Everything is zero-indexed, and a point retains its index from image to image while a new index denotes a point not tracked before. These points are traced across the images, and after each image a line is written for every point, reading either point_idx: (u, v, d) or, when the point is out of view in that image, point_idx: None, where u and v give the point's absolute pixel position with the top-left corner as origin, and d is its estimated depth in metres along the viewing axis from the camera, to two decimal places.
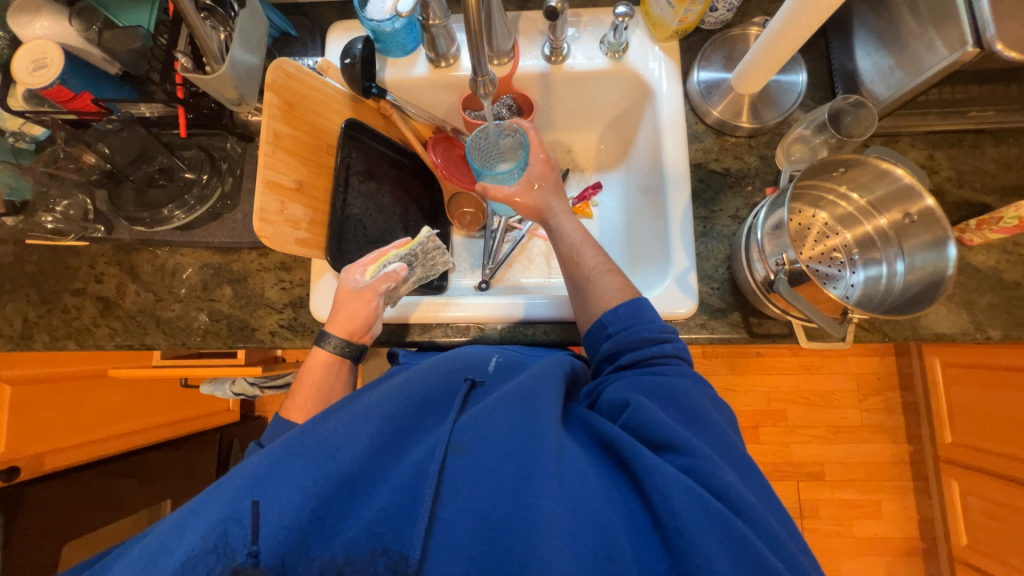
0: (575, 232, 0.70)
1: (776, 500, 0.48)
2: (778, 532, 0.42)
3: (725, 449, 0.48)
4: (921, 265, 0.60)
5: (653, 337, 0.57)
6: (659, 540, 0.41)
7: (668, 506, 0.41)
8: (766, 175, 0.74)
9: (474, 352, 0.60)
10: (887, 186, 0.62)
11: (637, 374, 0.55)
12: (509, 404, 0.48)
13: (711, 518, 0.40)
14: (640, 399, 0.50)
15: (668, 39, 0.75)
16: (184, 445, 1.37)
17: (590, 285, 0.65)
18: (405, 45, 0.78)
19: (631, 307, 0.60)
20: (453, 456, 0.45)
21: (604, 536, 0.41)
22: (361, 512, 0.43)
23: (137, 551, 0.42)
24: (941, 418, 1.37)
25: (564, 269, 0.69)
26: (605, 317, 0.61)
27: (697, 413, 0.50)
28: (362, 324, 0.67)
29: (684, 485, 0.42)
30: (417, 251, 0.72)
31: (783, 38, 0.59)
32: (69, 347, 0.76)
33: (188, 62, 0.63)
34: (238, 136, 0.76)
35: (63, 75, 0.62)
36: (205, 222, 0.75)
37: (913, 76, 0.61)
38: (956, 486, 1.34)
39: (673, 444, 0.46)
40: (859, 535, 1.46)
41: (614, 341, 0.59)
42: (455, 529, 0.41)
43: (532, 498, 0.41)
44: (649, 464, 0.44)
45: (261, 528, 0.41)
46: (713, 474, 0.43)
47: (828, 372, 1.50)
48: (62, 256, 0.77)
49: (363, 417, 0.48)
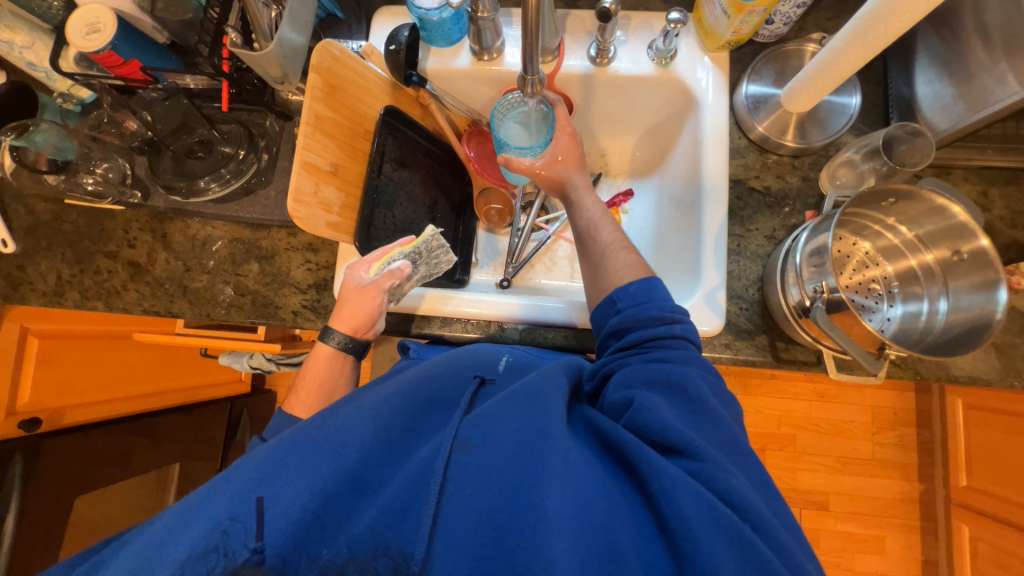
0: (595, 208, 0.70)
1: (783, 503, 0.47)
2: (788, 543, 0.41)
3: (733, 449, 0.47)
4: (967, 306, 0.58)
5: (662, 316, 0.56)
6: (664, 543, 0.40)
7: (674, 509, 0.40)
8: (808, 198, 0.72)
9: (483, 351, 0.60)
10: (938, 221, 0.60)
11: (643, 361, 0.53)
12: (514, 404, 0.48)
13: (719, 523, 0.39)
14: (643, 395, 0.49)
15: (719, 49, 0.74)
16: (195, 412, 1.40)
17: (604, 261, 0.64)
18: (450, 36, 0.77)
19: (642, 285, 0.59)
20: (458, 455, 0.45)
21: (609, 539, 0.40)
22: (366, 509, 0.43)
23: (138, 545, 0.42)
24: (957, 460, 1.33)
25: (581, 244, 0.69)
26: (615, 293, 0.60)
27: (702, 402, 0.49)
28: (365, 321, 0.67)
29: (693, 488, 0.41)
30: (422, 249, 0.69)
31: (843, 59, 0.57)
32: (98, 308, 0.77)
33: (237, 37, 0.63)
34: (278, 114, 0.77)
35: (114, 42, 0.63)
36: (238, 196, 0.76)
37: (979, 106, 0.59)
38: (966, 530, 1.31)
39: (678, 447, 0.45)
40: (859, 569, 1.43)
41: (621, 316, 0.58)
42: (459, 529, 0.41)
43: (537, 500, 0.41)
44: (655, 466, 0.43)
45: (263, 526, 0.40)
46: (719, 477, 0.42)
47: (843, 401, 1.46)
48: (98, 218, 0.79)
49: (371, 412, 0.48)
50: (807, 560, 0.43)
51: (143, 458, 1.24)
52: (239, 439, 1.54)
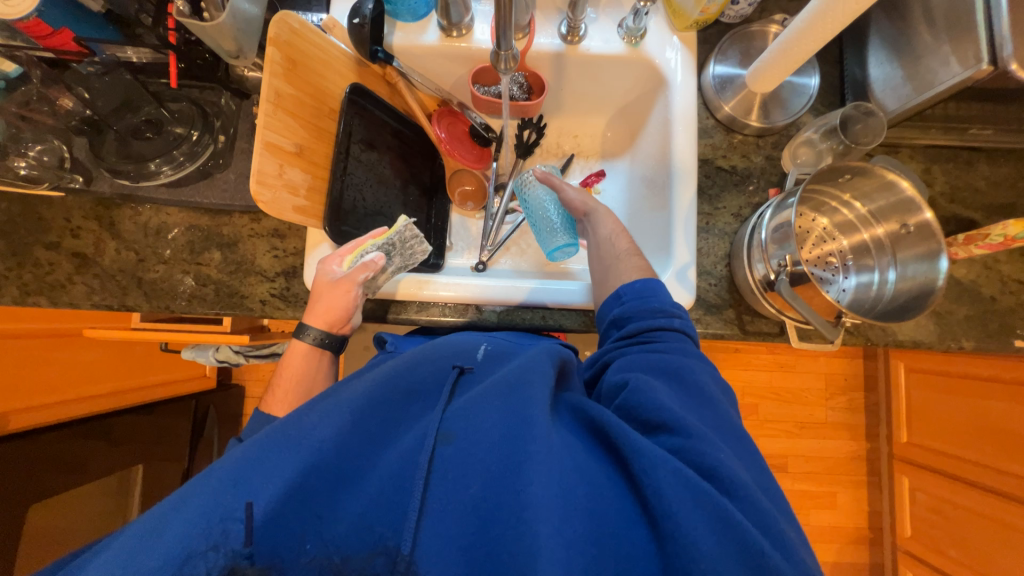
0: (611, 225, 0.72)
1: (772, 479, 0.49)
2: (769, 513, 0.43)
3: (721, 427, 0.49)
4: (913, 275, 0.62)
5: (663, 309, 0.58)
6: (645, 523, 0.42)
7: (655, 487, 0.42)
8: (772, 175, 0.75)
9: (464, 340, 0.61)
10: (888, 197, 0.64)
11: (642, 350, 0.56)
12: (496, 392, 0.49)
13: (697, 497, 0.41)
14: (639, 377, 0.51)
15: (688, 29, 0.74)
16: (156, 410, 1.33)
17: (614, 262, 0.67)
18: (416, 10, 0.74)
19: (647, 284, 0.62)
20: (442, 446, 0.45)
21: (592, 520, 0.42)
22: (351, 504, 0.42)
23: (118, 548, 0.40)
24: (899, 420, 1.45)
25: (596, 254, 0.71)
26: (622, 288, 0.62)
27: (698, 389, 0.51)
28: (341, 315, 0.65)
29: (672, 466, 0.42)
30: (395, 240, 0.67)
31: (804, 40, 0.59)
32: (41, 303, 0.71)
33: (184, 6, 0.58)
34: (234, 92, 0.72)
35: (42, 8, 0.56)
36: (194, 181, 0.71)
37: (924, 88, 0.63)
38: (906, 482, 1.44)
39: (666, 425, 0.47)
40: (813, 524, 1.56)
41: (624, 307, 0.60)
42: (445, 518, 0.41)
43: (521, 486, 0.42)
44: (635, 446, 0.44)
45: (255, 529, 0.39)
46: (703, 453, 0.44)
47: (800, 370, 1.56)
48: (34, 205, 0.72)
49: (352, 407, 0.47)
50: (788, 529, 0.44)
51: (102, 461, 1.18)
52: (206, 436, 1.48)
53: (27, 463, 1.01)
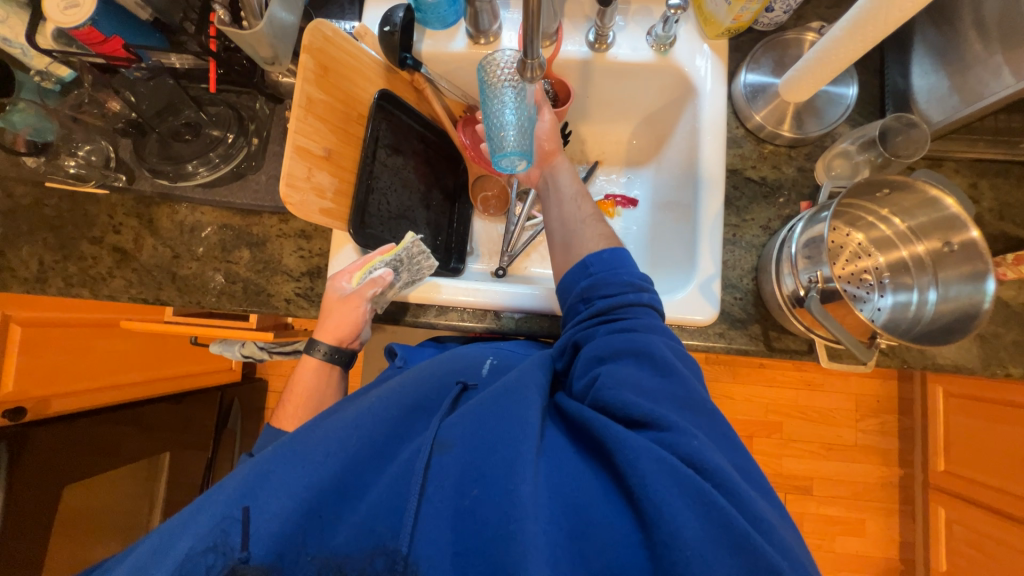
0: (571, 186, 0.71)
1: (754, 465, 0.48)
2: (755, 504, 0.41)
3: (701, 409, 0.48)
4: (955, 296, 0.59)
5: (631, 283, 0.56)
6: (631, 514, 0.41)
7: (640, 478, 0.41)
8: (803, 188, 0.72)
9: (469, 355, 0.61)
10: (931, 213, 0.61)
11: (610, 332, 0.54)
12: (488, 400, 0.48)
13: (679, 483, 0.40)
14: (609, 369, 0.50)
15: (719, 37, 0.73)
16: (184, 400, 1.39)
17: (577, 226, 0.65)
18: (445, 18, 0.76)
19: (615, 254, 0.59)
20: (439, 455, 0.45)
21: (577, 512, 0.42)
22: (354, 513, 0.43)
23: (138, 554, 0.43)
24: (936, 446, 1.37)
25: (555, 213, 0.69)
26: (588, 258, 0.59)
27: (670, 365, 0.50)
28: (350, 330, 0.67)
29: (656, 455, 0.41)
30: (403, 256, 0.69)
31: (842, 48, 0.57)
32: (83, 295, 0.75)
33: (225, 15, 0.61)
34: (268, 96, 0.75)
35: (96, 17, 0.60)
36: (227, 182, 0.74)
37: (974, 99, 0.59)
38: (942, 513, 1.36)
39: (647, 418, 0.45)
40: (839, 551, 1.48)
41: (592, 279, 0.58)
42: (438, 521, 0.41)
43: (511, 486, 0.41)
44: (618, 437, 0.43)
45: (250, 536, 0.40)
46: (681, 442, 0.43)
47: (829, 389, 1.49)
48: (81, 202, 0.76)
49: (354, 424, 0.48)
50: (781, 524, 0.43)
51: (133, 447, 1.23)
52: (229, 428, 1.53)
53: (66, 445, 1.06)
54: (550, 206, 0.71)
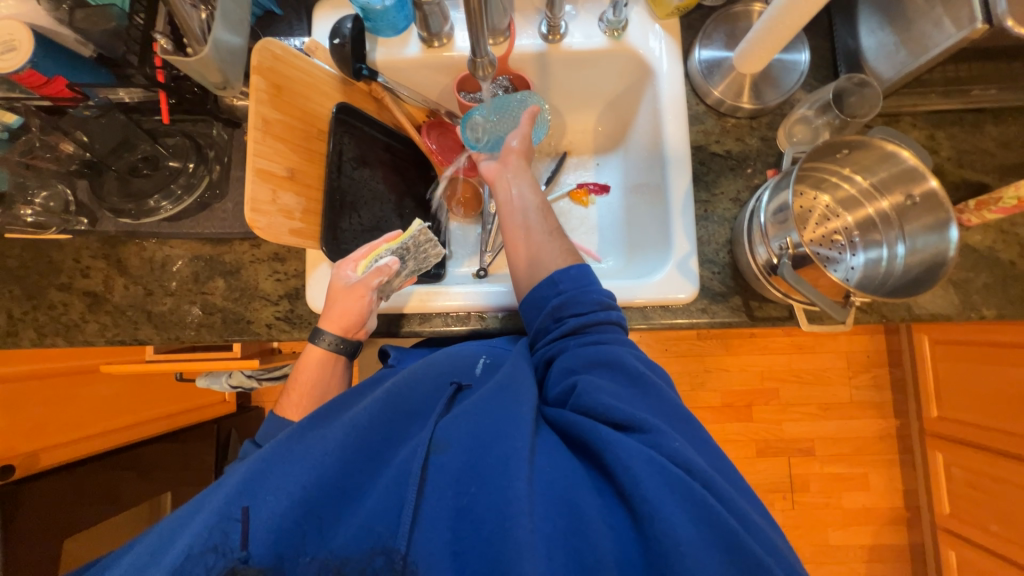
0: (534, 195, 0.66)
1: (733, 470, 0.49)
2: (743, 506, 0.42)
3: (679, 417, 0.50)
4: (923, 247, 0.60)
5: (602, 302, 0.56)
6: (625, 510, 0.42)
7: (632, 477, 0.41)
8: (768, 157, 0.73)
9: (465, 352, 0.61)
10: (891, 168, 0.62)
11: (582, 345, 0.54)
12: (483, 404, 0.49)
13: (672, 484, 0.41)
14: (586, 379, 0.50)
15: (669, 16, 0.73)
16: (180, 437, 1.36)
17: (544, 239, 0.63)
18: (396, 24, 0.75)
19: (583, 270, 0.59)
20: (436, 455, 0.45)
21: (574, 513, 0.41)
22: (351, 518, 0.43)
23: (134, 555, 0.43)
24: (928, 394, 1.41)
25: (517, 224, 0.65)
26: (558, 274, 0.58)
27: (649, 379, 0.51)
28: (356, 320, 0.65)
29: (647, 455, 0.42)
30: (410, 244, 0.68)
31: (788, 15, 0.57)
32: (58, 344, 0.74)
33: (167, 44, 0.60)
34: (224, 121, 0.73)
35: (34, 60, 0.60)
36: (193, 213, 0.72)
37: (921, 52, 0.60)
38: (940, 457, 1.40)
39: (634, 422, 0.46)
40: (847, 507, 1.51)
41: (563, 296, 0.57)
42: (436, 520, 0.41)
43: (507, 482, 0.42)
44: (610, 439, 0.44)
45: (249, 536, 0.41)
46: (669, 444, 0.44)
47: (820, 350, 1.52)
48: (44, 249, 0.74)
49: (352, 425, 0.47)
50: (760, 519, 0.45)
51: (132, 490, 1.21)
52: (230, 459, 1.51)
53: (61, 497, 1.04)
54: (508, 214, 0.66)
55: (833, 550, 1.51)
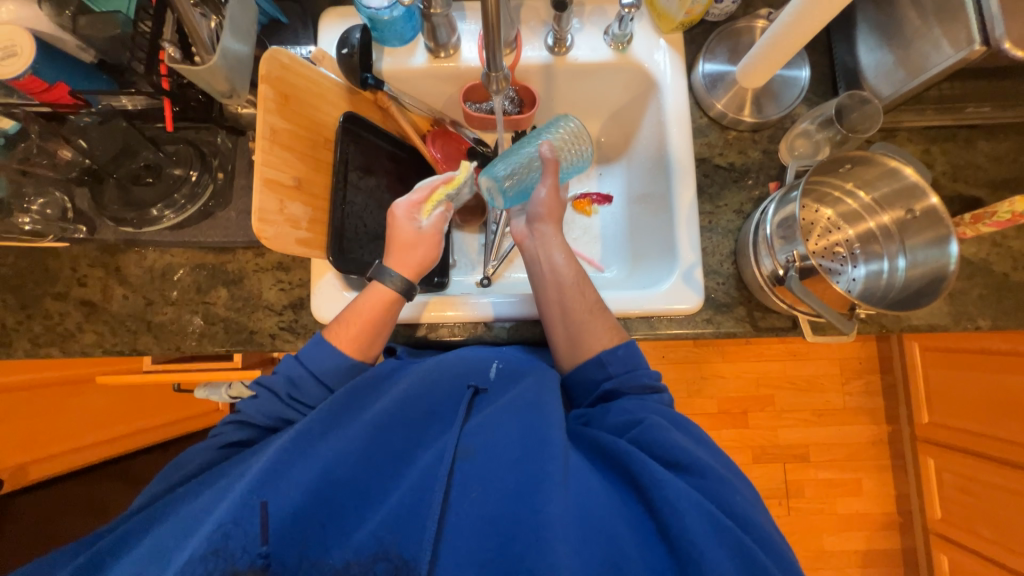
0: (567, 266, 0.64)
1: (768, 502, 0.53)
2: (793, 563, 0.46)
3: (730, 469, 0.52)
4: (923, 261, 0.62)
5: (651, 385, 0.58)
6: (666, 549, 0.44)
7: (679, 518, 0.43)
8: (770, 169, 0.75)
9: (477, 354, 0.61)
10: (892, 183, 0.64)
11: (638, 397, 0.57)
12: (513, 418, 0.51)
13: (722, 534, 0.43)
14: (651, 418, 0.52)
15: (673, 30, 0.75)
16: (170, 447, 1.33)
17: (585, 318, 0.61)
18: (403, 35, 0.75)
19: (629, 349, 0.59)
20: (463, 461, 0.48)
21: (612, 546, 0.43)
22: (370, 520, 0.46)
23: (140, 552, 0.46)
24: (919, 401, 1.44)
25: (552, 300, 0.63)
26: (605, 355, 0.59)
27: (702, 438, 0.54)
28: (424, 266, 0.65)
29: (696, 500, 0.44)
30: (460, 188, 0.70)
31: (791, 33, 0.59)
32: (53, 354, 0.72)
33: (175, 52, 0.60)
34: (228, 129, 0.72)
35: (35, 65, 0.59)
36: (195, 222, 0.71)
37: (918, 72, 0.62)
38: (932, 462, 1.43)
39: (684, 464, 0.48)
40: (841, 512, 1.53)
41: (614, 381, 0.58)
42: (465, 531, 0.44)
43: (540, 505, 0.44)
44: (657, 476, 0.46)
45: (269, 532, 0.44)
46: (723, 494, 0.47)
47: (814, 357, 1.54)
48: (41, 257, 0.73)
49: (376, 429, 0.50)
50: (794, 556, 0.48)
51: None
52: None
53: None
54: (544, 285, 0.65)
55: (828, 556, 1.52)
